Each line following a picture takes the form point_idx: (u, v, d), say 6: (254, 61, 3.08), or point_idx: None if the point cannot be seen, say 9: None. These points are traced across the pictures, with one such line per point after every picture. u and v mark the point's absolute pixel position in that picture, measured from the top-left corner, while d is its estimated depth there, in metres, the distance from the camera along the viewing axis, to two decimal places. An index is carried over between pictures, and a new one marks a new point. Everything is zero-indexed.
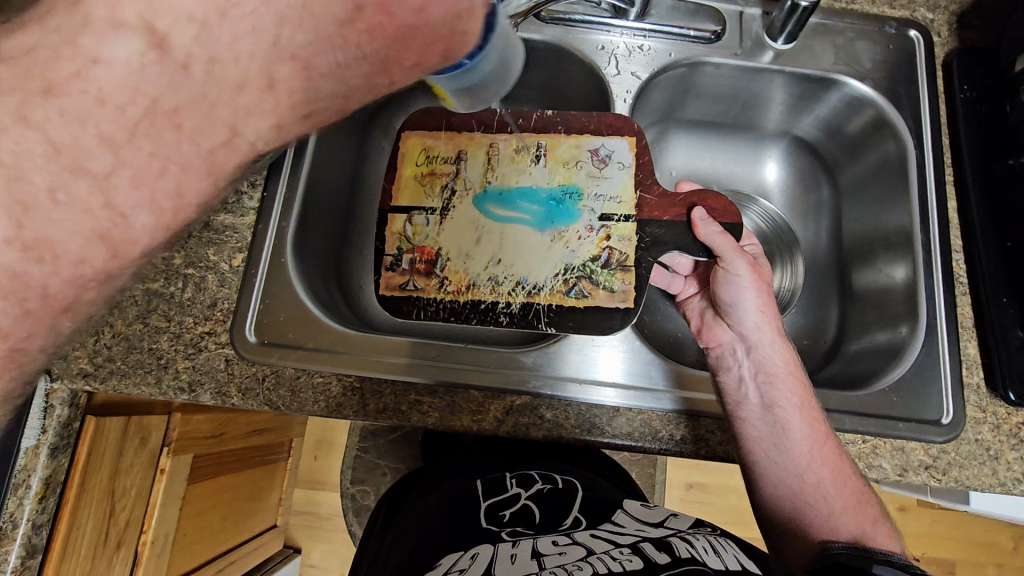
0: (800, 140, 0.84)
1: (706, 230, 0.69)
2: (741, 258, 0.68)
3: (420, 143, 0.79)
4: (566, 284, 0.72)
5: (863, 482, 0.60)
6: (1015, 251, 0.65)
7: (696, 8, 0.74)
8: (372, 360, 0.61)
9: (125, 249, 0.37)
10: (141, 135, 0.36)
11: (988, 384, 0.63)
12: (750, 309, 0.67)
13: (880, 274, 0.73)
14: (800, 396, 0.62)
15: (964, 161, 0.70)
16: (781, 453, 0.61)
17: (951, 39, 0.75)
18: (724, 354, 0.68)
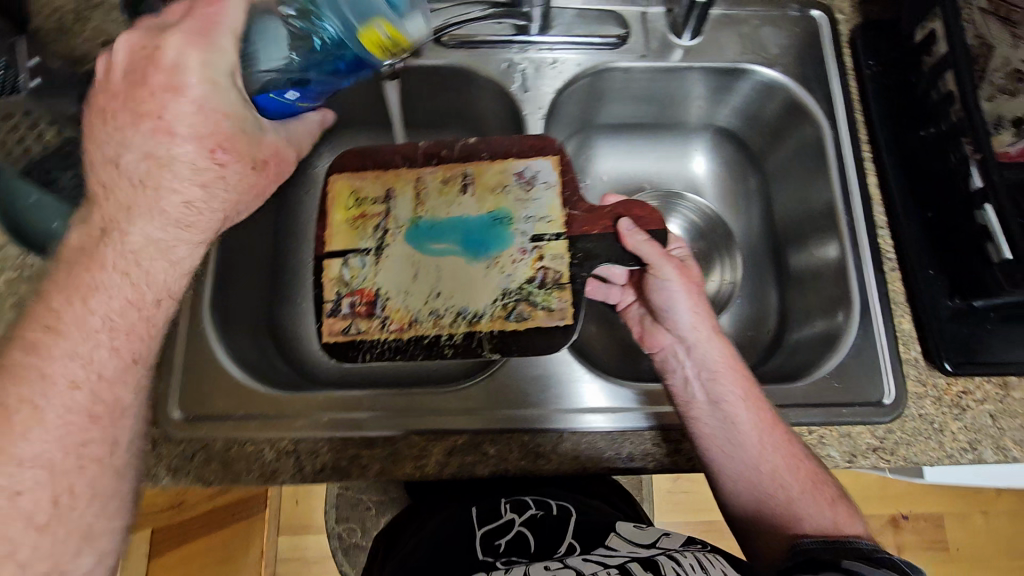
0: (724, 132, 0.83)
1: (633, 239, 0.69)
2: (669, 262, 0.68)
3: (348, 185, 0.77)
4: (506, 308, 0.71)
5: (817, 464, 0.59)
6: (937, 221, 0.65)
7: (599, 14, 0.74)
8: (329, 419, 0.59)
9: (69, 332, 0.42)
10: (73, 271, 0.44)
11: (926, 357, 0.63)
12: (684, 311, 0.66)
13: (813, 258, 0.73)
14: (745, 388, 0.62)
15: (877, 135, 0.70)
16: (733, 446, 0.60)
17: (854, 15, 0.75)
18: (667, 359, 0.67)
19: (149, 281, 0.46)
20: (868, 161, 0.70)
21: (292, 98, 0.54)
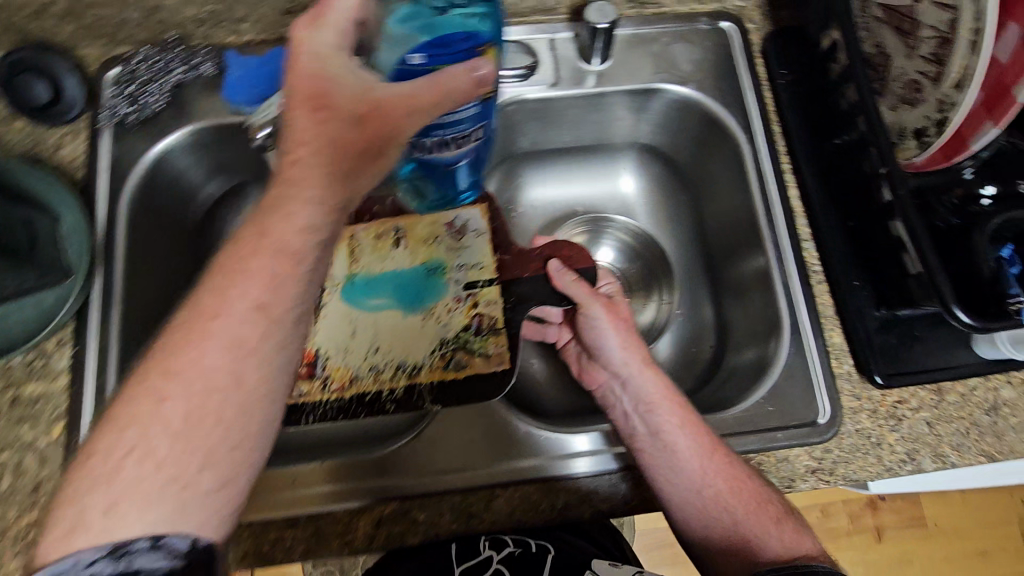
0: (651, 149, 0.81)
1: (562, 279, 0.68)
2: (597, 301, 0.67)
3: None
4: (444, 358, 0.69)
5: (761, 483, 0.57)
6: (857, 231, 0.64)
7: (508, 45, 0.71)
8: (270, 496, 0.57)
9: (207, 303, 0.40)
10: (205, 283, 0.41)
11: (858, 370, 0.63)
12: (613, 346, 0.66)
13: (744, 274, 0.72)
14: (680, 413, 0.60)
15: (796, 146, 0.68)
16: (675, 473, 0.57)
17: (764, 24, 0.74)
18: (607, 395, 0.66)
19: (274, 236, 0.41)
20: (789, 174, 0.69)
21: (419, 62, 0.50)
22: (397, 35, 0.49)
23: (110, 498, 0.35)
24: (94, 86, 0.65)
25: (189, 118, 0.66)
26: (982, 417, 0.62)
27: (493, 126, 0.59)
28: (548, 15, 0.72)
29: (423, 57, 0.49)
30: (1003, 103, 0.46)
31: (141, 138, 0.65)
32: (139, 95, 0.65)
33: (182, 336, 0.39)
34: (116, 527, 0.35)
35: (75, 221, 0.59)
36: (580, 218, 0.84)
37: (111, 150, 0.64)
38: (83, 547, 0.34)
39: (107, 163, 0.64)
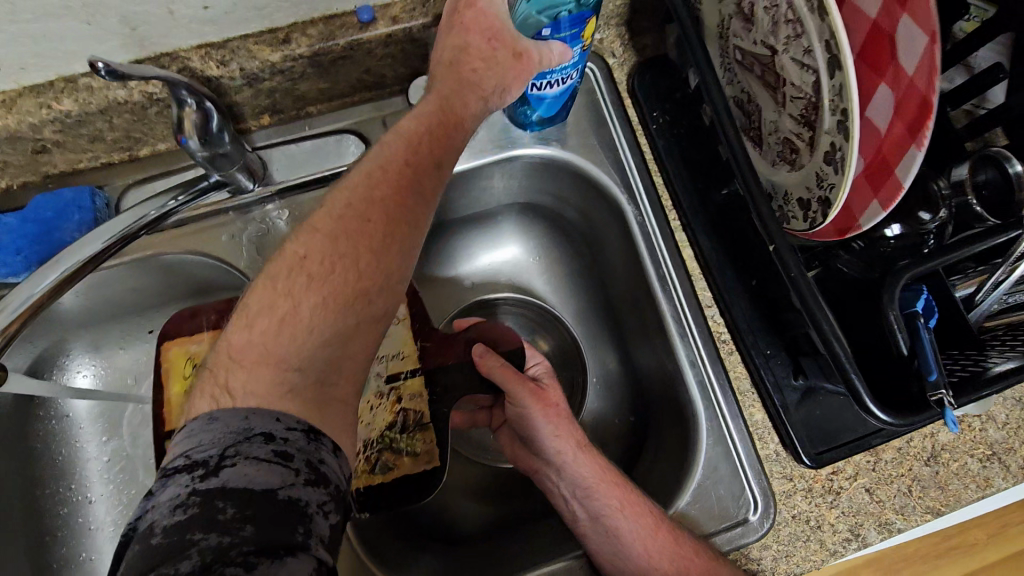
0: (532, 209, 0.72)
1: (487, 366, 0.57)
2: (520, 387, 0.57)
3: (183, 352, 0.55)
4: (369, 462, 0.55)
5: (711, 555, 0.50)
6: (762, 290, 0.57)
7: (331, 140, 0.60)
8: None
9: (348, 226, 0.41)
10: (380, 178, 0.44)
11: (785, 448, 0.56)
12: (546, 436, 0.57)
13: (648, 333, 0.64)
14: (620, 494, 0.54)
15: (682, 200, 0.60)
16: (619, 559, 0.52)
17: (626, 57, 0.64)
18: (549, 486, 0.58)
19: (391, 156, 0.45)
20: (680, 231, 0.61)
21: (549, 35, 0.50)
22: (528, 18, 0.50)
23: (304, 326, 0.39)
24: None
25: None
26: (923, 469, 0.57)
27: (539, 83, 0.54)
28: (373, 91, 0.61)
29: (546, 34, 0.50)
30: (887, 184, 0.42)
31: None
32: None
33: (287, 278, 0.40)
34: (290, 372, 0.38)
35: None
36: (472, 294, 0.74)
37: None
38: (284, 413, 0.36)
39: None
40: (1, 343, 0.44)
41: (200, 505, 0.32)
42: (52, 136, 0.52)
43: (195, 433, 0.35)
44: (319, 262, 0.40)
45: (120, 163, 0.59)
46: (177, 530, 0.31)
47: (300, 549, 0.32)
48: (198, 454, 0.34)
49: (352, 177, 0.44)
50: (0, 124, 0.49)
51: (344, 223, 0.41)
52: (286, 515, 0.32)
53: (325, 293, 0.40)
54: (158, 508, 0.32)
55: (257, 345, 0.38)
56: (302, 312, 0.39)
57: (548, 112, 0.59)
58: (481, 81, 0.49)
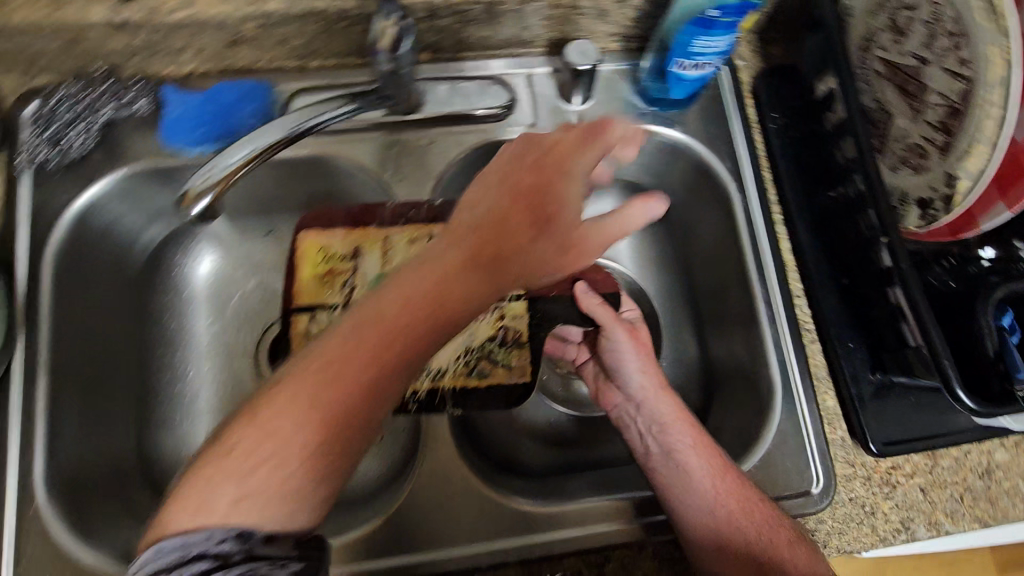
0: (634, 187, 0.75)
1: (588, 303, 0.63)
2: (621, 325, 0.62)
3: (316, 243, 0.64)
4: (468, 365, 0.64)
5: (771, 504, 0.54)
6: (852, 288, 0.61)
7: (478, 85, 0.65)
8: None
9: (343, 386, 0.38)
10: (398, 319, 0.40)
11: (852, 435, 0.60)
12: (633, 371, 0.61)
13: (729, 310, 0.68)
14: (693, 434, 0.57)
15: (788, 196, 0.65)
16: (688, 496, 0.54)
17: (752, 62, 0.69)
18: (624, 420, 0.62)
19: (381, 317, 0.40)
20: (781, 224, 0.65)
21: (716, 16, 0.52)
22: None
23: (283, 474, 0.36)
24: (9, 124, 0.57)
25: (123, 161, 0.59)
26: (976, 481, 0.60)
27: (683, 63, 0.58)
28: (524, 48, 0.66)
29: (716, 14, 0.51)
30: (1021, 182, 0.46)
31: (64, 183, 0.58)
32: (62, 134, 0.57)
33: (253, 424, 0.37)
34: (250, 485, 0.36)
35: None
36: None
37: (31, 201, 0.57)
38: (230, 532, 0.35)
39: (27, 216, 0.57)
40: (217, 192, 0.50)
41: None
42: (250, 32, 0.58)
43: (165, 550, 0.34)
44: (298, 421, 0.37)
45: (293, 71, 0.63)
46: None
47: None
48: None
49: (361, 317, 0.40)
50: (215, 11, 0.55)
51: (339, 382, 0.38)
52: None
53: (297, 445, 0.37)
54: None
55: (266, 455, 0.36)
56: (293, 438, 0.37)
57: (679, 93, 0.63)
58: (533, 249, 0.46)
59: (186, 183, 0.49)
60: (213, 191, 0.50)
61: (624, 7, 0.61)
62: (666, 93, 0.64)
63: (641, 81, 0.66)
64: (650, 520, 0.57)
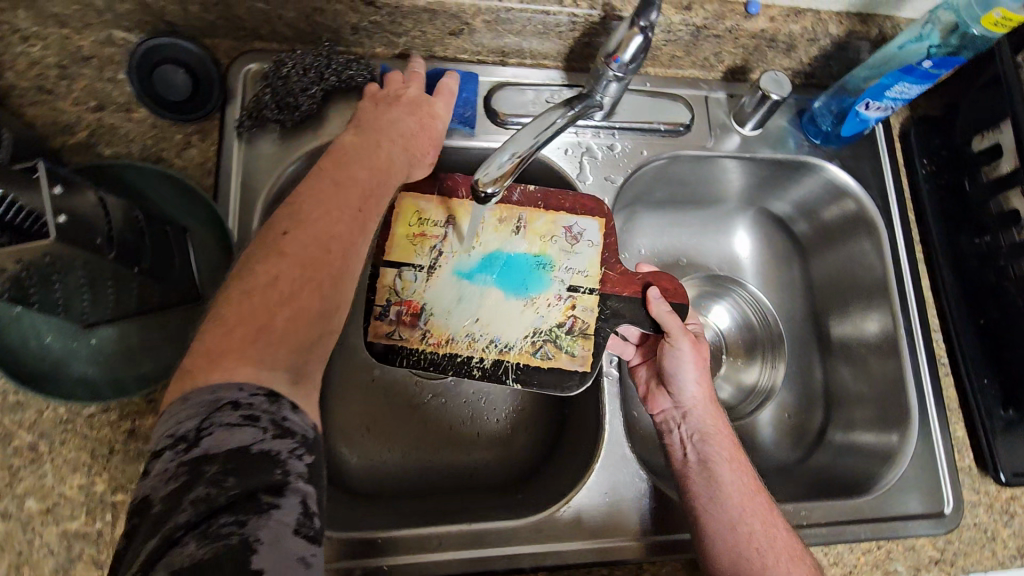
0: (767, 217, 0.80)
1: (657, 308, 0.60)
2: (688, 336, 0.59)
3: (413, 205, 0.62)
4: (534, 345, 0.60)
5: (797, 538, 0.52)
6: (990, 329, 0.66)
7: (661, 99, 0.68)
8: (436, 555, 0.54)
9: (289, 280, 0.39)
10: (339, 233, 0.42)
11: (978, 464, 0.65)
12: (689, 380, 0.59)
13: (857, 336, 0.73)
14: (732, 451, 0.57)
15: (932, 236, 0.70)
16: (712, 504, 0.53)
17: (902, 108, 0.74)
18: (665, 425, 0.60)
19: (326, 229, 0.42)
20: (921, 263, 0.71)
21: (924, 66, 0.55)
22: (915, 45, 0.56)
23: (260, 329, 0.36)
24: (228, 82, 0.58)
25: (328, 133, 0.60)
26: None
27: (870, 103, 0.62)
28: (704, 72, 0.69)
29: (929, 65, 0.55)
30: None
31: (272, 147, 0.59)
32: (289, 99, 0.57)
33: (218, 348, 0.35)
34: (266, 357, 0.36)
35: (209, 235, 0.54)
36: (686, 272, 0.81)
37: (241, 162, 0.58)
38: (245, 382, 0.34)
39: (238, 175, 0.58)
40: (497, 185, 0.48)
41: (187, 474, 0.31)
42: (476, 24, 0.59)
43: (169, 415, 0.34)
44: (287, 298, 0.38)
45: (491, 64, 0.65)
46: (173, 497, 0.30)
47: (277, 494, 0.32)
48: (174, 432, 0.32)
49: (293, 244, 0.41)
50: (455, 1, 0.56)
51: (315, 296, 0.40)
52: (265, 466, 0.32)
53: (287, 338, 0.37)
54: (149, 482, 0.31)
55: (225, 326, 0.36)
56: (252, 328, 0.36)
57: (848, 130, 0.67)
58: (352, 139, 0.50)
59: (473, 173, 0.47)
60: (495, 186, 0.48)
61: (813, 45, 0.65)
62: (834, 129, 0.68)
63: (806, 112, 0.71)
64: (672, 538, 0.58)
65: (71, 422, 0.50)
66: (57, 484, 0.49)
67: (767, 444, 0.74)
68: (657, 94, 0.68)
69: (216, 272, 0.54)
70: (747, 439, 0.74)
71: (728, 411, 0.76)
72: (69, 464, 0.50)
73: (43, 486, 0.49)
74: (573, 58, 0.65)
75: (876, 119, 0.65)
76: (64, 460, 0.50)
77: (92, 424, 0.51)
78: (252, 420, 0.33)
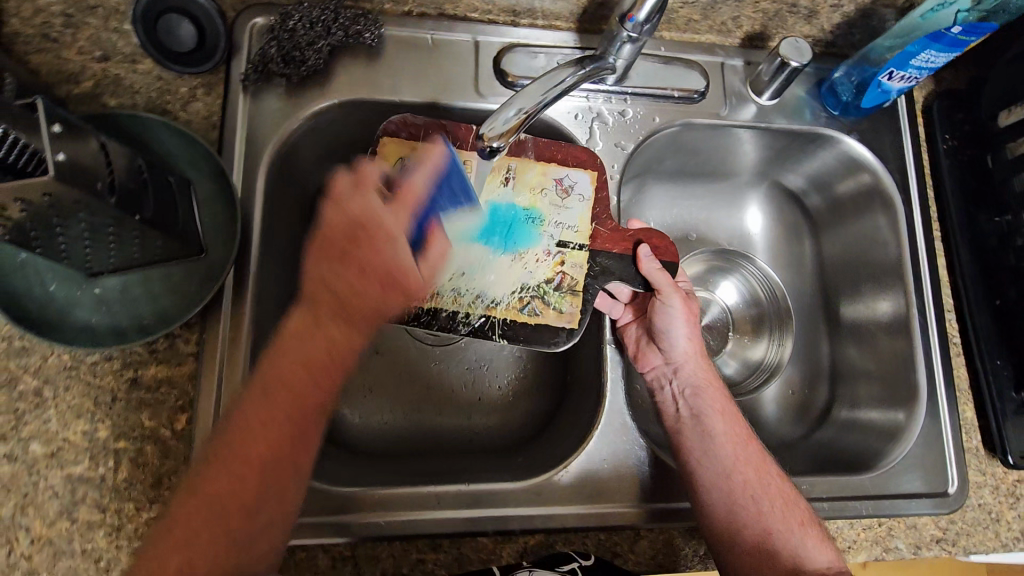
0: (780, 191, 0.78)
1: (648, 266, 0.59)
2: (678, 292, 0.60)
3: (396, 151, 0.59)
4: (521, 301, 0.60)
5: (788, 483, 0.55)
6: (1005, 310, 0.65)
7: (675, 63, 0.66)
8: (433, 516, 0.54)
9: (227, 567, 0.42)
10: (272, 412, 0.45)
11: (986, 446, 0.64)
12: (680, 336, 0.61)
13: (868, 314, 0.72)
14: (722, 403, 0.59)
15: (950, 212, 0.68)
16: (708, 457, 0.56)
17: (926, 81, 0.71)
18: (658, 382, 0.62)
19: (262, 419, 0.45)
20: (938, 241, 0.69)
21: (953, 32, 0.53)
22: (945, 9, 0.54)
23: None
24: (235, 36, 0.57)
25: (333, 91, 0.60)
26: None
27: (893, 73, 0.60)
28: (721, 37, 0.67)
29: (958, 30, 0.53)
30: None
31: (278, 103, 0.58)
32: (295, 54, 0.56)
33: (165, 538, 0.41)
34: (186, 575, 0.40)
35: (212, 189, 0.54)
36: (694, 246, 0.79)
37: (246, 116, 0.58)
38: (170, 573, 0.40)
39: (242, 130, 0.57)
40: (499, 138, 0.47)
41: None
42: None
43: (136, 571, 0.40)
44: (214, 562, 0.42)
45: (502, 24, 0.64)
46: None
47: None
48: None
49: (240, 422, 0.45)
50: None
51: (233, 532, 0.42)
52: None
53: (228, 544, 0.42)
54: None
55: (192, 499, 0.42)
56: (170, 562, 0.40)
57: (868, 101, 0.65)
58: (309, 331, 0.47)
59: (478, 125, 0.47)
60: (501, 141, 0.48)
61: (835, 11, 0.63)
62: (854, 100, 0.66)
63: (826, 83, 0.68)
64: (664, 506, 0.58)
65: (76, 370, 0.51)
66: (61, 430, 0.50)
67: (769, 420, 0.74)
68: (672, 59, 0.66)
69: (221, 225, 0.54)
70: (751, 414, 0.74)
71: (732, 386, 0.76)
72: (72, 410, 0.50)
73: (47, 430, 0.50)
74: (586, 19, 0.64)
75: (898, 91, 0.63)
76: (67, 407, 0.50)
77: (95, 372, 0.51)
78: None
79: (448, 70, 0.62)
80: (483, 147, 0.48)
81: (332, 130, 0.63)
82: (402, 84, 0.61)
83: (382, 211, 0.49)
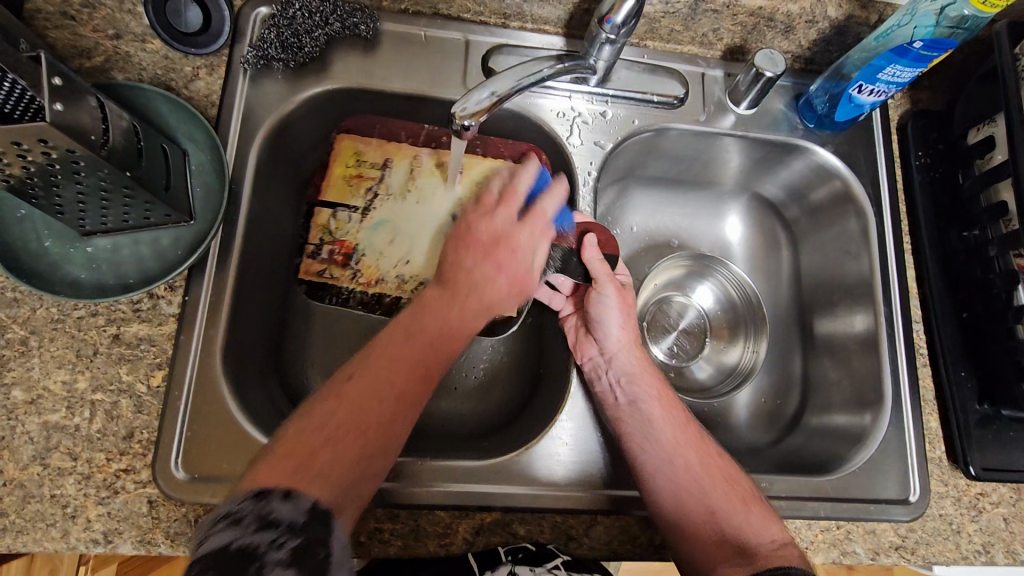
0: (761, 201, 0.81)
1: (589, 255, 0.64)
2: (612, 283, 0.64)
3: (353, 146, 0.66)
4: None
5: (727, 461, 0.58)
6: (971, 323, 0.65)
7: (654, 67, 0.69)
8: (392, 488, 0.55)
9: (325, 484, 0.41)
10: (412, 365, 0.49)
11: (949, 457, 0.65)
12: (614, 324, 0.64)
13: (840, 322, 0.73)
14: (659, 387, 0.62)
15: (921, 227, 0.70)
16: (651, 441, 0.57)
17: (903, 100, 0.74)
18: (593, 373, 0.63)
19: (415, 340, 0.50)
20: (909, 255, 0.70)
21: (915, 46, 0.56)
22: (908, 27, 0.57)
23: (305, 464, 0.41)
24: (241, 22, 0.61)
25: (329, 78, 0.63)
26: None
27: (864, 86, 0.63)
28: (702, 48, 0.70)
29: (919, 45, 0.55)
30: None
31: (276, 86, 0.62)
32: (293, 40, 0.61)
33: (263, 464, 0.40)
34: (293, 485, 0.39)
35: (206, 160, 0.57)
36: (676, 251, 0.81)
37: (245, 95, 0.61)
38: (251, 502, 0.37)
39: (239, 108, 0.61)
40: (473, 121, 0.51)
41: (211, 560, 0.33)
42: None
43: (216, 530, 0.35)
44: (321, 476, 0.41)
45: (494, 25, 0.67)
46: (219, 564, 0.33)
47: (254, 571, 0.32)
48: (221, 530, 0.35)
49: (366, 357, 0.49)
50: None
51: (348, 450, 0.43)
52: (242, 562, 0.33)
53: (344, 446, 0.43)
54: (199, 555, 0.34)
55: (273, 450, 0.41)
56: (317, 459, 0.41)
57: (840, 115, 0.68)
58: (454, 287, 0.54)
59: (451, 106, 0.50)
60: (473, 122, 0.51)
61: (811, 27, 0.66)
62: (829, 113, 0.69)
63: (801, 96, 0.71)
64: (623, 494, 0.58)
65: (63, 323, 0.54)
66: (42, 378, 0.52)
67: (740, 424, 0.74)
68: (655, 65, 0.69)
69: (210, 195, 0.57)
70: (721, 418, 0.74)
71: (704, 390, 0.77)
72: (54, 360, 0.53)
73: (30, 377, 0.52)
74: (573, 25, 0.67)
75: (869, 105, 0.66)
76: (50, 357, 0.53)
77: (81, 325, 0.54)
78: (237, 520, 0.35)
79: (439, 64, 0.65)
80: (454, 127, 0.51)
81: (326, 116, 0.66)
82: (394, 75, 0.64)
83: (514, 227, 0.58)
